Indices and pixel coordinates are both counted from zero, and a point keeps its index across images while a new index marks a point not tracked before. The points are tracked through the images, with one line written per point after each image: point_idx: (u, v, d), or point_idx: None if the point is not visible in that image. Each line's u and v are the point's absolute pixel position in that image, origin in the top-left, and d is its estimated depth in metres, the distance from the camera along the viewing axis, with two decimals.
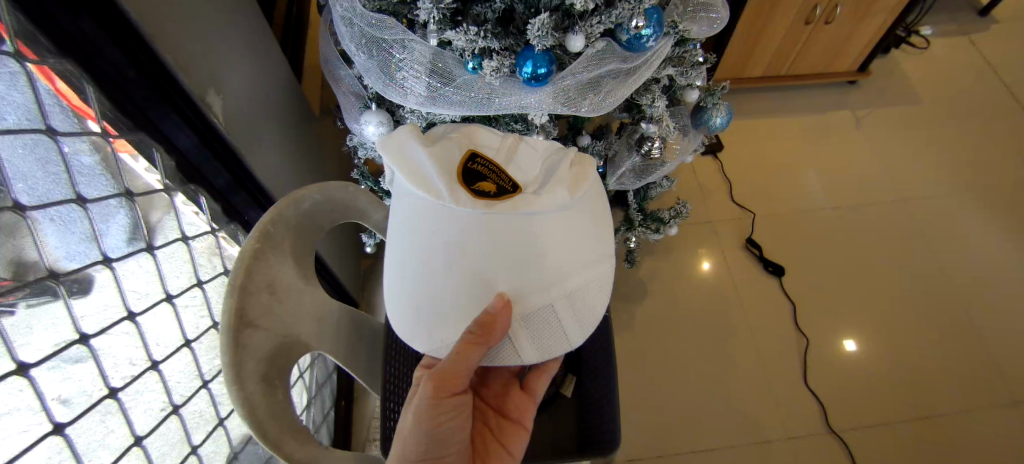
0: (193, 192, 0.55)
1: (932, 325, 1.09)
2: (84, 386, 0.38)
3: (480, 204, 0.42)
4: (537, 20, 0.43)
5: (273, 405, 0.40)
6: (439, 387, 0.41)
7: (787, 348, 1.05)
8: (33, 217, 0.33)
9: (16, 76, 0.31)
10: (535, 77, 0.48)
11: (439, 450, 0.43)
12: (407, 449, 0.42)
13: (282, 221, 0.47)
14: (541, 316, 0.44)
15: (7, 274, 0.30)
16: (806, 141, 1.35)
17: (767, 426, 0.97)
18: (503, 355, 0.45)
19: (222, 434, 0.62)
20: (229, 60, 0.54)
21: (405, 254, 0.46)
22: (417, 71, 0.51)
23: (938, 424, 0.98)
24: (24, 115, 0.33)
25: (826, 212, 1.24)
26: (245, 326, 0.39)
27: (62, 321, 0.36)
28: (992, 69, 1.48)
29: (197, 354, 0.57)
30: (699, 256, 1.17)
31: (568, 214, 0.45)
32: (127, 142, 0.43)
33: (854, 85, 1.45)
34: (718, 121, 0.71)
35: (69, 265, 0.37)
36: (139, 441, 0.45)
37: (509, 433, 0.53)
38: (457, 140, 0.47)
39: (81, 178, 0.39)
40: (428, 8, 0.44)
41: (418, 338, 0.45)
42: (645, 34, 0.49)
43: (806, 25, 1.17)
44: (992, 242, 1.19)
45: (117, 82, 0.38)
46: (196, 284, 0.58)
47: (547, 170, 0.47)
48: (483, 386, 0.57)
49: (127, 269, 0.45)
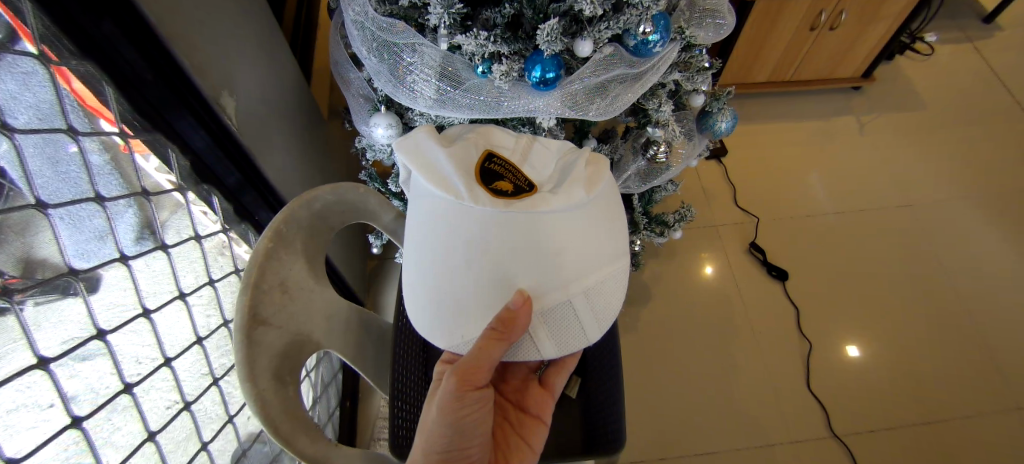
0: (205, 192, 0.56)
1: (935, 330, 1.09)
2: (98, 382, 0.39)
3: (498, 203, 0.43)
4: (547, 25, 0.44)
5: (285, 400, 0.41)
6: (462, 381, 0.42)
7: (790, 352, 1.05)
8: (53, 215, 0.35)
9: (37, 77, 0.33)
10: (544, 82, 0.49)
11: (463, 444, 0.43)
12: (432, 443, 0.42)
13: (295, 221, 0.47)
14: (559, 312, 0.45)
15: (17, 272, 0.31)
16: (809, 146, 1.36)
17: (768, 430, 0.97)
18: (523, 352, 0.46)
19: (231, 430, 0.63)
20: (241, 62, 0.55)
21: (423, 253, 0.47)
22: (427, 74, 0.52)
23: (942, 430, 0.98)
24: (44, 114, 0.34)
25: (830, 217, 1.24)
26: (259, 324, 0.40)
27: (78, 317, 0.37)
28: (996, 76, 1.48)
29: (207, 351, 0.59)
30: (702, 260, 1.17)
31: (585, 212, 0.46)
32: (141, 142, 0.45)
33: (858, 91, 1.46)
34: (723, 126, 0.72)
35: (84, 264, 0.38)
36: (151, 435, 0.46)
37: (529, 427, 0.53)
38: (473, 141, 0.48)
39: (99, 178, 0.40)
40: (439, 13, 0.45)
41: (438, 334, 0.46)
42: (652, 40, 0.50)
43: (810, 31, 1.17)
44: (997, 249, 1.19)
45: (136, 84, 0.39)
46: (207, 282, 0.60)
47: (562, 169, 0.48)
48: (502, 382, 0.58)
49: (139, 267, 0.46)
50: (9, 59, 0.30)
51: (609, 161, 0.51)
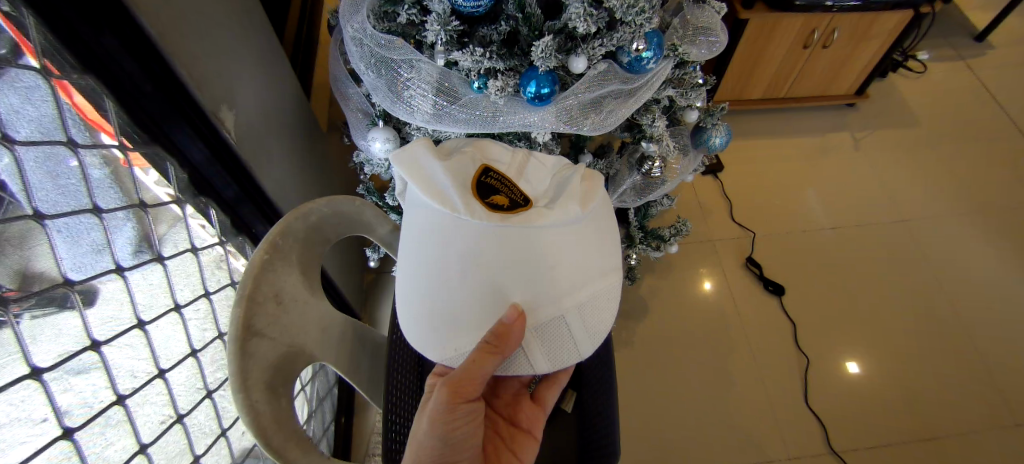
0: (203, 205, 0.57)
1: (934, 345, 1.08)
2: (89, 395, 0.39)
3: (494, 217, 0.44)
4: (541, 42, 0.45)
5: (278, 412, 0.41)
6: (454, 393, 0.41)
7: (788, 367, 1.04)
8: (49, 226, 0.35)
9: (38, 89, 0.33)
10: (539, 97, 0.50)
11: (452, 456, 0.43)
12: (421, 454, 0.41)
13: (291, 232, 0.48)
14: (552, 327, 0.45)
15: (15, 285, 0.31)
16: (805, 162, 1.37)
17: (767, 446, 0.95)
18: (517, 366, 0.45)
19: (223, 445, 0.62)
20: (241, 76, 0.56)
21: (417, 266, 0.46)
22: (424, 89, 0.53)
23: (942, 446, 0.97)
24: (45, 128, 0.34)
25: (826, 233, 1.24)
26: (252, 335, 0.40)
27: (72, 330, 0.37)
28: (990, 93, 1.50)
29: (202, 364, 0.58)
30: (701, 275, 1.17)
31: (580, 227, 0.47)
32: (141, 155, 0.45)
33: (853, 108, 1.48)
34: (717, 141, 0.73)
35: (79, 275, 0.38)
36: (143, 448, 0.45)
37: (520, 442, 0.52)
38: (469, 155, 0.49)
39: (96, 190, 0.40)
40: (435, 30, 0.46)
41: (430, 348, 0.45)
42: (645, 56, 0.51)
43: (804, 48, 1.19)
44: (993, 263, 1.19)
45: (136, 96, 0.40)
46: (202, 295, 0.59)
47: (557, 185, 0.49)
48: (493, 396, 0.57)
49: (138, 279, 0.46)
50: (12, 74, 0.31)
51: (604, 178, 0.52)
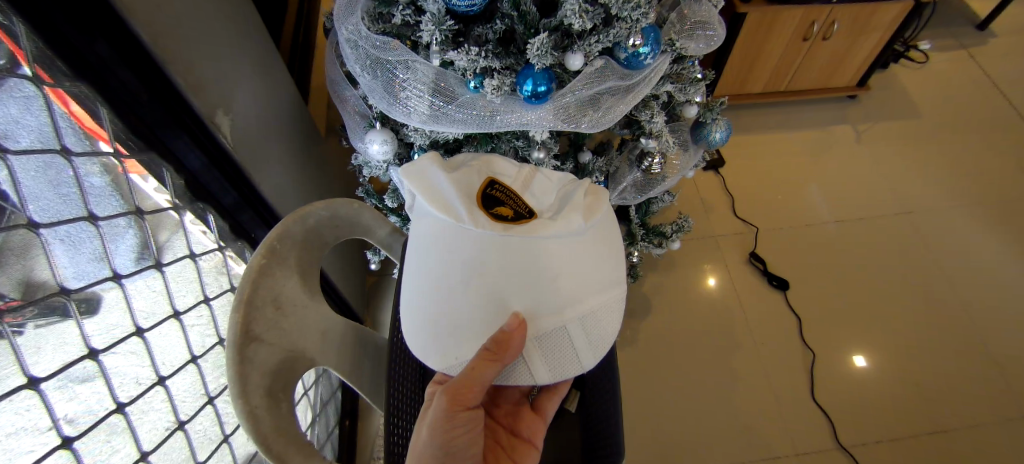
0: (202, 210, 0.56)
1: (941, 337, 1.07)
2: (93, 403, 0.39)
3: (497, 227, 0.44)
4: (536, 40, 0.44)
5: (278, 418, 0.40)
6: (454, 400, 0.41)
7: (794, 362, 1.03)
8: (45, 235, 0.34)
9: (32, 99, 0.33)
10: (535, 95, 0.49)
11: None
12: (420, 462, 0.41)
13: (288, 237, 0.48)
14: (552, 338, 0.44)
15: (17, 295, 0.31)
16: (807, 156, 1.35)
17: (773, 442, 0.94)
18: (517, 376, 0.44)
19: (227, 451, 0.62)
20: (237, 80, 0.56)
21: (420, 274, 0.46)
22: (420, 90, 0.53)
23: (952, 439, 0.95)
24: (39, 137, 0.34)
25: (830, 227, 1.23)
26: (251, 341, 0.40)
27: (72, 340, 0.37)
28: (993, 83, 1.49)
29: (203, 371, 0.58)
30: (704, 271, 1.16)
31: (582, 240, 0.46)
32: (137, 163, 0.45)
33: (854, 100, 1.46)
34: (718, 136, 0.72)
35: (78, 284, 0.38)
36: (144, 456, 0.45)
37: (519, 451, 0.52)
38: (476, 167, 0.49)
39: (92, 198, 0.40)
40: (429, 29, 0.45)
41: (432, 356, 0.45)
42: (643, 52, 0.51)
43: (804, 41, 1.18)
44: (999, 253, 1.18)
45: (130, 103, 0.39)
46: (203, 301, 0.59)
47: (562, 198, 0.49)
48: (493, 405, 0.57)
49: (137, 287, 0.46)
50: (9, 84, 0.31)
51: (608, 192, 0.51)
